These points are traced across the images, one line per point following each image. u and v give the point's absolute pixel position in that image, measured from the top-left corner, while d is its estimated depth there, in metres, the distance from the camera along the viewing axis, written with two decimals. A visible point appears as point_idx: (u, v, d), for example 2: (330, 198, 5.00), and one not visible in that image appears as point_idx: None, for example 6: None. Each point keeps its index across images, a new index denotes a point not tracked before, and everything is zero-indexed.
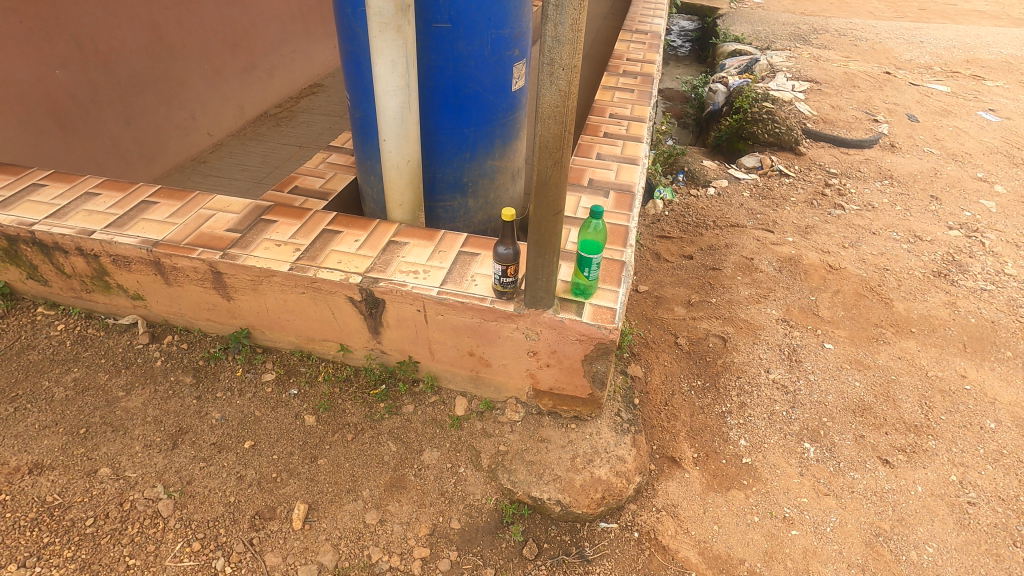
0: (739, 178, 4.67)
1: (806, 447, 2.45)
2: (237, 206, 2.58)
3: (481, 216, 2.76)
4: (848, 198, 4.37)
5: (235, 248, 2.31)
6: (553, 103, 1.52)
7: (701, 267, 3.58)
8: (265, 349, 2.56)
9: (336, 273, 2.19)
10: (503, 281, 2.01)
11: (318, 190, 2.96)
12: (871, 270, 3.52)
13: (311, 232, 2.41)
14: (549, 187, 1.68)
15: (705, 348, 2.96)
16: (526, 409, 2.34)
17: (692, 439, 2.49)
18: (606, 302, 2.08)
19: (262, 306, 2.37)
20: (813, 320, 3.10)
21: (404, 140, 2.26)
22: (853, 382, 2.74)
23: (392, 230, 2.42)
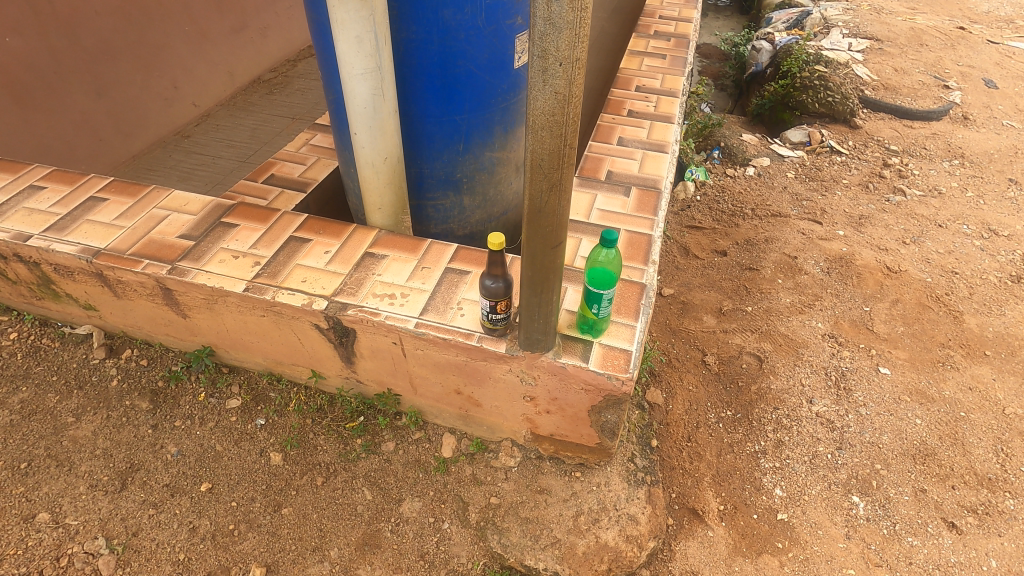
0: (784, 156, 4.11)
1: (854, 502, 2.08)
2: (196, 204, 2.22)
3: (479, 216, 2.36)
4: (910, 181, 3.81)
5: (186, 260, 1.97)
6: (548, 110, 1.09)
7: (736, 266, 3.12)
8: (231, 369, 2.26)
9: (298, 295, 1.84)
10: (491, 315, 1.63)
11: (296, 179, 2.59)
12: (937, 274, 3.03)
13: (275, 240, 2.05)
14: (546, 215, 1.27)
15: (737, 369, 2.56)
16: (524, 452, 2.02)
17: (717, 486, 2.14)
18: (621, 342, 1.69)
19: (220, 326, 2.06)
20: (867, 337, 2.67)
21: (378, 133, 1.85)
22: (914, 419, 2.33)
23: (369, 239, 2.05)
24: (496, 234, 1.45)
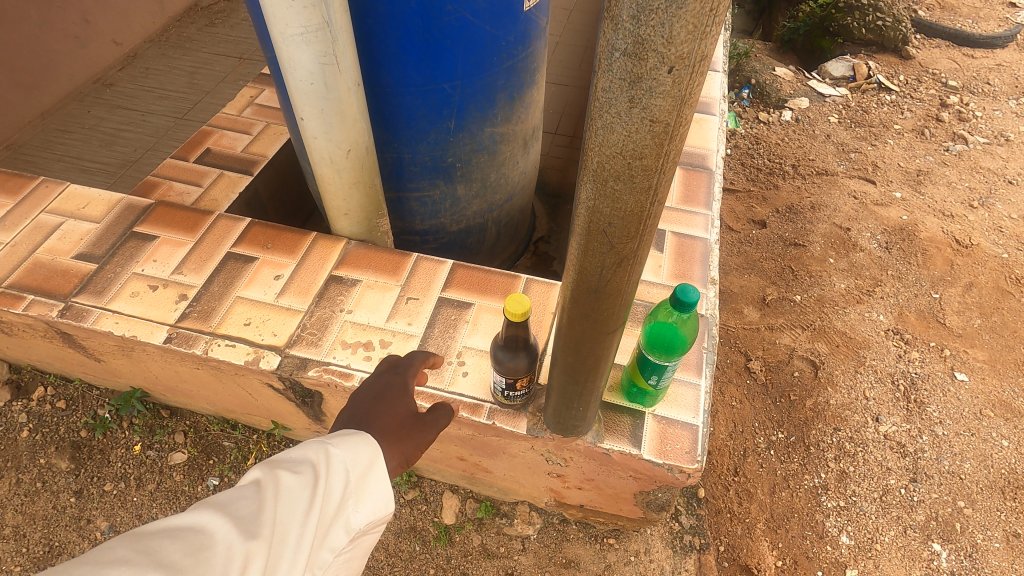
0: (824, 95, 3.49)
1: (935, 552, 1.75)
2: (99, 205, 1.66)
3: (478, 207, 1.83)
4: (973, 126, 3.27)
5: (87, 294, 1.45)
6: (631, 150, 0.59)
7: (778, 241, 2.64)
8: (173, 412, 1.81)
9: (240, 348, 1.35)
10: (503, 388, 1.17)
11: (239, 157, 2.00)
12: (1013, 247, 2.59)
13: (207, 261, 1.52)
14: (604, 297, 0.79)
15: (788, 379, 2.14)
16: (544, 516, 1.65)
17: (773, 535, 1.79)
18: (682, 413, 1.25)
19: (147, 372, 1.58)
20: (938, 333, 2.26)
21: (337, 118, 1.30)
22: (1000, 441, 1.97)
23: (335, 257, 1.54)
24: (517, 299, 0.96)
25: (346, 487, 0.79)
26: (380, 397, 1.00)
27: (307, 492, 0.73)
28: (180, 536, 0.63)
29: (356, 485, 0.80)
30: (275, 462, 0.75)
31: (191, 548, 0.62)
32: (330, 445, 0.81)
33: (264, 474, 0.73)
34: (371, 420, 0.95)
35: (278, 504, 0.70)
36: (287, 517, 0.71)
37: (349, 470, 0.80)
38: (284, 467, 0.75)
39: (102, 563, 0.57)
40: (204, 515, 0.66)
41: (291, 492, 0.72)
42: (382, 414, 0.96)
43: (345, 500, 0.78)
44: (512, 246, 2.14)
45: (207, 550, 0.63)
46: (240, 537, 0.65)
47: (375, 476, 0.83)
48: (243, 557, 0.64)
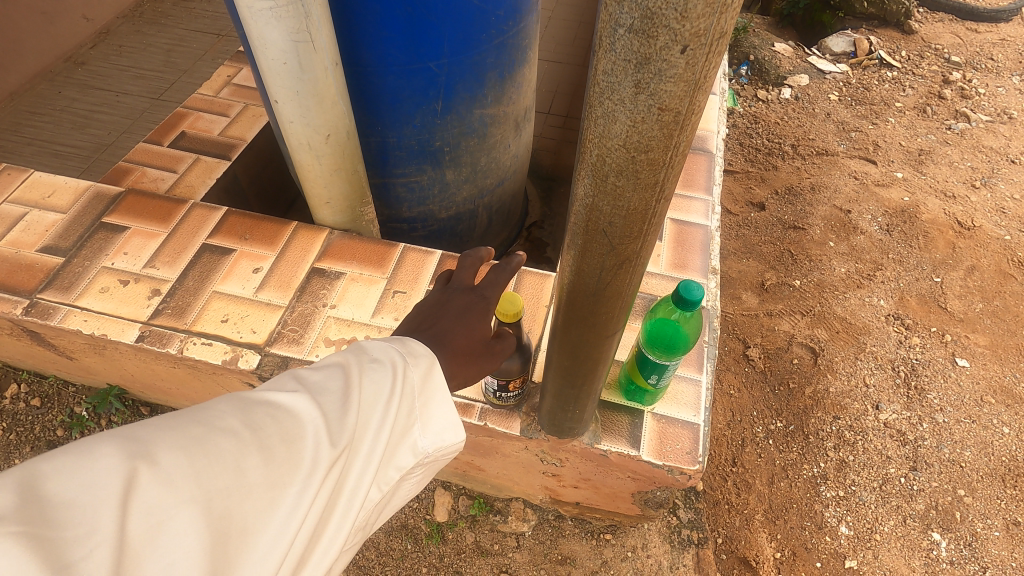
0: (825, 71, 3.39)
1: (934, 541, 1.73)
2: (66, 193, 1.57)
3: (468, 192, 1.75)
4: (975, 103, 3.19)
5: (53, 290, 1.37)
6: (636, 142, 0.51)
7: (778, 224, 2.57)
8: (153, 409, 1.74)
9: (217, 346, 1.28)
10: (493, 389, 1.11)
11: (216, 140, 1.90)
12: (1016, 228, 2.54)
13: (182, 254, 1.44)
14: (604, 300, 0.72)
15: (787, 367, 2.10)
16: (539, 513, 1.61)
17: (771, 526, 1.76)
18: (682, 411, 1.19)
19: (122, 370, 1.50)
20: (939, 318, 2.21)
21: (313, 100, 1.21)
22: (1001, 427, 1.95)
23: (317, 248, 1.46)
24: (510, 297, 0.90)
25: (421, 401, 0.74)
26: (455, 312, 0.90)
27: (392, 397, 0.69)
28: (277, 416, 0.61)
29: (431, 401, 0.75)
30: (364, 359, 0.71)
31: (284, 433, 0.60)
32: (413, 355, 0.75)
33: (355, 367, 0.69)
34: (443, 338, 0.86)
35: (364, 403, 0.66)
36: (370, 419, 0.67)
37: (428, 384, 0.75)
38: (370, 366, 0.70)
39: (208, 431, 0.57)
40: (297, 399, 0.63)
41: (376, 394, 0.68)
42: (455, 332, 0.87)
43: (420, 414, 0.73)
44: (504, 232, 2.06)
45: (297, 438, 0.60)
46: (329, 430, 0.62)
47: (444, 396, 0.77)
48: (329, 454, 0.61)
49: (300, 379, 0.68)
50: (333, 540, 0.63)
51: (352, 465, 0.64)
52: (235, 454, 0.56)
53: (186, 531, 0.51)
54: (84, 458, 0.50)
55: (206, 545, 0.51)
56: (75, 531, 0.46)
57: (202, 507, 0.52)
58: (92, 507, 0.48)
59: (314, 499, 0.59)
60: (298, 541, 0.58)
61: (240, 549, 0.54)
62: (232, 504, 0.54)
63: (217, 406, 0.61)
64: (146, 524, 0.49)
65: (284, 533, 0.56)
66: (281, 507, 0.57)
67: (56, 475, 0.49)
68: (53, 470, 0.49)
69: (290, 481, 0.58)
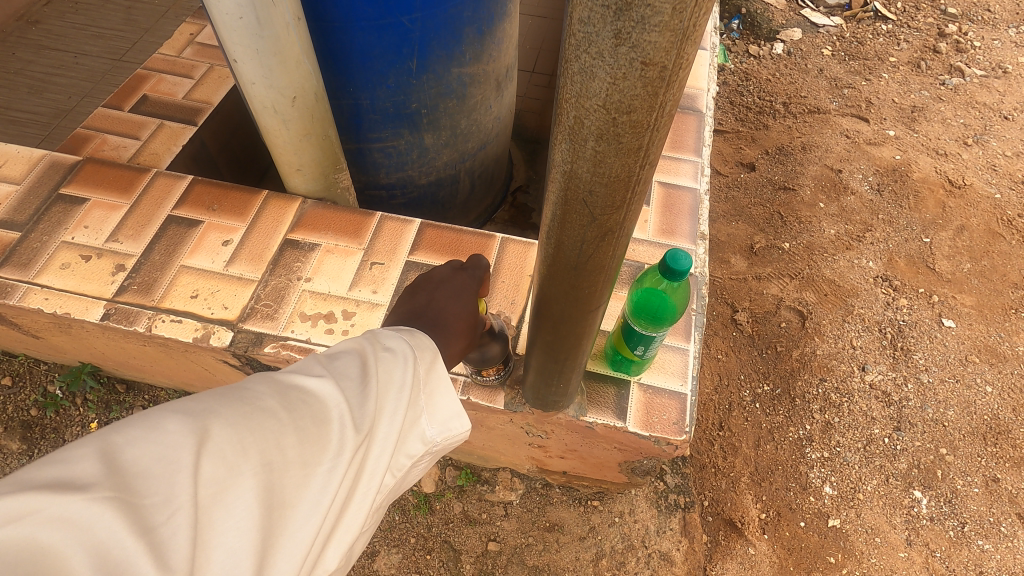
0: (818, 24, 3.27)
1: (915, 499, 1.76)
2: (19, 164, 1.48)
3: (448, 157, 1.67)
4: (970, 57, 3.11)
5: (10, 268, 1.30)
6: (618, 102, 0.46)
7: (768, 185, 2.52)
8: (129, 386, 1.69)
9: (187, 324, 1.22)
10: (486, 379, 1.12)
11: (180, 104, 1.79)
12: (1006, 186, 2.51)
13: (146, 226, 1.37)
14: (587, 273, 0.68)
15: (775, 331, 2.08)
16: (527, 481, 1.60)
17: (757, 488, 1.77)
18: (669, 381, 1.17)
19: (92, 349, 1.45)
20: (927, 279, 2.20)
21: (276, 59, 1.12)
22: (984, 387, 1.96)
23: (289, 219, 1.39)
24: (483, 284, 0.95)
25: (432, 390, 0.74)
26: (450, 289, 0.89)
27: (408, 385, 0.67)
28: (309, 398, 0.60)
29: (439, 388, 0.75)
30: (379, 346, 0.69)
31: (314, 414, 0.58)
32: (420, 344, 0.74)
33: (372, 354, 0.67)
34: (444, 319, 0.85)
35: (382, 388, 0.65)
36: (390, 403, 0.66)
37: (437, 374, 0.74)
38: (385, 351, 0.69)
39: (247, 409, 0.55)
40: (326, 382, 0.61)
41: (393, 380, 0.67)
42: (455, 310, 0.87)
43: (428, 403, 0.73)
44: (487, 198, 2.00)
45: (328, 419, 0.59)
46: (355, 413, 0.61)
47: (448, 387, 0.76)
48: (353, 437, 0.60)
49: (325, 362, 0.66)
50: (354, 520, 0.63)
51: (373, 450, 0.63)
52: (278, 432, 0.55)
53: (239, 504, 0.50)
54: (150, 430, 0.49)
55: (258, 517, 0.51)
56: (153, 498, 0.45)
57: (250, 481, 0.51)
58: (165, 477, 0.47)
59: (342, 478, 0.58)
60: (329, 518, 0.58)
61: (280, 523, 0.53)
62: (274, 479, 0.53)
63: (254, 385, 0.59)
64: (206, 495, 0.48)
65: (317, 509, 0.56)
66: (314, 484, 0.56)
67: (129, 446, 0.48)
68: (124, 441, 0.48)
69: (319, 462, 0.57)
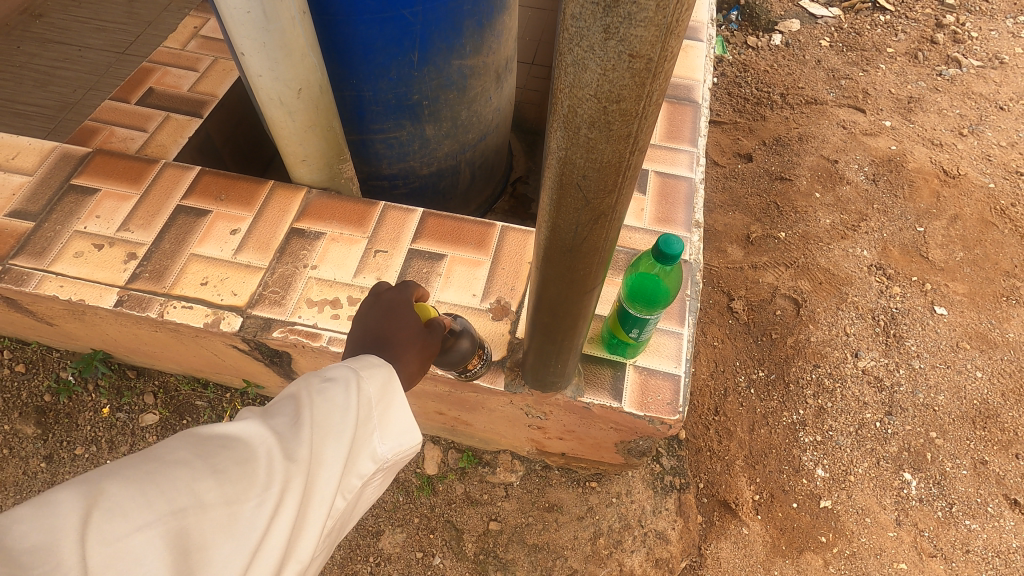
0: (816, 15, 3.29)
1: (905, 481, 1.81)
2: (31, 155, 1.52)
3: (449, 148, 1.71)
4: (968, 48, 3.13)
5: (26, 256, 1.34)
6: (607, 91, 0.50)
7: (764, 175, 2.55)
8: (140, 373, 1.74)
9: (198, 309, 1.27)
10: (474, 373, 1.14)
11: (186, 97, 1.83)
12: (1000, 175, 2.55)
13: (156, 216, 1.41)
14: (582, 255, 0.72)
15: (770, 318, 2.13)
16: (527, 463, 1.65)
17: (751, 471, 1.82)
18: (664, 363, 1.21)
19: (105, 336, 1.50)
20: (920, 268, 2.24)
21: (281, 52, 1.16)
22: (974, 372, 2.00)
23: (295, 208, 1.43)
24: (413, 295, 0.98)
25: (379, 411, 0.77)
26: (388, 306, 0.94)
27: (339, 414, 0.71)
28: (230, 444, 0.63)
29: (387, 409, 0.78)
30: (311, 380, 0.73)
31: (237, 456, 0.62)
32: (364, 371, 0.78)
33: (302, 391, 0.70)
34: (389, 337, 0.90)
35: (312, 420, 0.68)
36: (324, 432, 0.68)
37: (380, 396, 0.77)
38: (320, 384, 0.73)
39: (162, 464, 0.58)
40: (246, 428, 0.65)
41: (324, 411, 0.70)
42: (399, 324, 0.92)
43: (373, 425, 0.75)
44: (488, 188, 2.03)
45: (249, 459, 0.62)
46: (279, 450, 0.64)
47: (400, 403, 0.80)
48: (282, 470, 0.63)
49: (252, 412, 0.69)
50: (306, 549, 0.65)
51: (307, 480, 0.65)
52: (193, 480, 0.58)
53: (149, 554, 0.52)
54: (45, 503, 0.51)
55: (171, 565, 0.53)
56: (43, 567, 0.47)
57: (161, 530, 0.54)
58: (58, 544, 0.49)
59: (273, 510, 0.61)
60: (265, 551, 0.60)
61: (204, 563, 0.55)
62: (191, 524, 0.56)
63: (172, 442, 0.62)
64: (107, 554, 0.51)
65: (244, 545, 0.58)
66: (241, 520, 0.59)
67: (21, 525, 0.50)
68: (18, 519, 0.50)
69: (247, 498, 0.59)
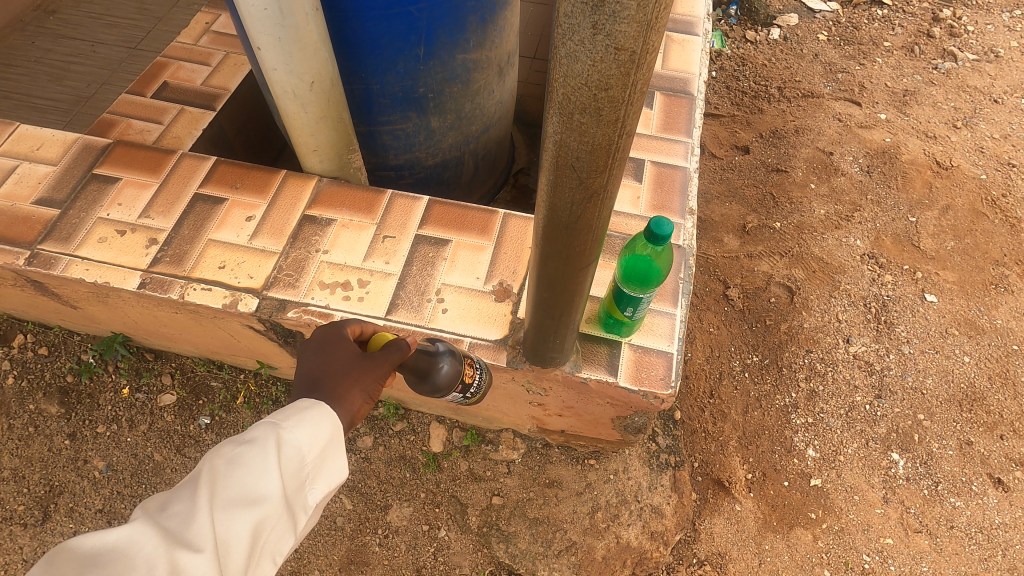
0: (814, 10, 3.33)
1: (893, 460, 1.88)
2: (54, 146, 1.59)
3: (453, 139, 1.77)
4: (964, 42, 3.17)
5: (52, 241, 1.41)
6: (596, 80, 0.57)
7: (761, 167, 2.61)
8: (158, 355, 1.82)
9: (216, 291, 1.34)
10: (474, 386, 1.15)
11: (199, 90, 1.89)
12: (992, 167, 2.60)
13: (175, 204, 1.48)
14: (577, 232, 0.78)
15: (765, 305, 2.19)
16: (528, 442, 1.72)
17: (744, 451, 1.89)
18: (658, 341, 1.28)
19: (125, 318, 1.57)
20: (911, 257, 2.30)
21: (295, 47, 1.22)
22: (962, 357, 2.07)
23: (306, 196, 1.50)
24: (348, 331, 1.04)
25: (293, 470, 0.84)
26: (319, 348, 1.00)
27: (237, 495, 0.77)
28: (121, 542, 0.69)
29: (305, 462, 0.86)
30: (215, 459, 0.79)
31: (125, 556, 0.68)
32: (278, 432, 0.84)
33: (205, 473, 0.77)
34: (324, 378, 0.96)
35: (209, 505, 0.75)
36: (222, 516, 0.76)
37: (290, 462, 0.84)
38: (229, 453, 0.79)
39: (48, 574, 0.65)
40: (136, 526, 0.71)
41: (223, 493, 0.77)
42: (333, 362, 0.98)
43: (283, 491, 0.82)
44: (490, 179, 2.10)
45: (141, 555, 0.69)
46: (170, 544, 0.71)
47: (312, 461, 0.87)
48: (174, 560, 0.70)
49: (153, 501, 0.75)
50: None
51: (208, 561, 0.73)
52: None
53: None
54: None
55: None
56: None
57: None
58: None
59: None
60: None
61: None
62: None
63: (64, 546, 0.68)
64: None
65: None
66: None
67: None
68: None
69: None
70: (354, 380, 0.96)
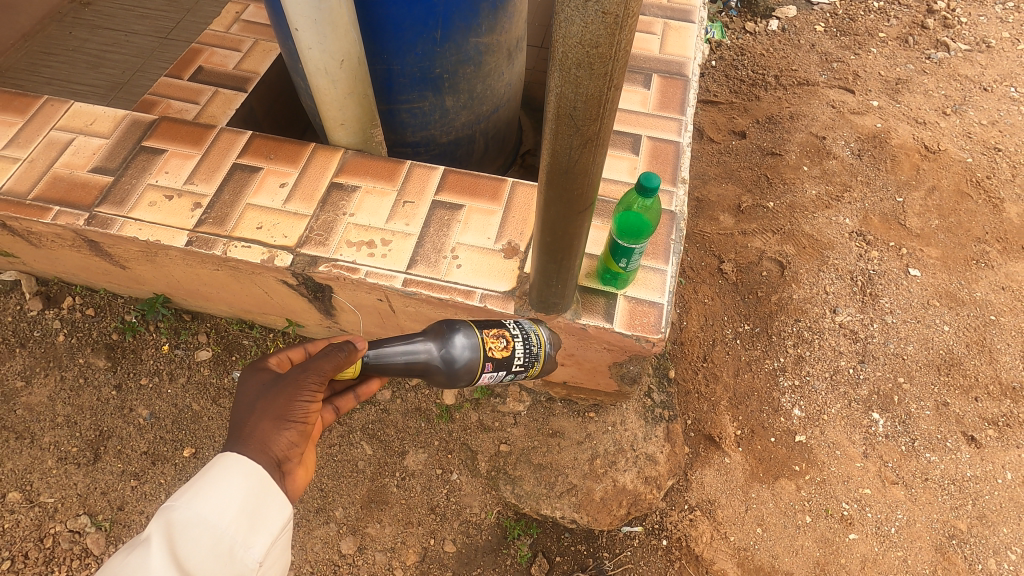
0: (813, 2, 3.45)
1: (873, 419, 2.02)
2: (105, 121, 1.75)
3: (466, 118, 1.92)
4: (956, 33, 3.29)
5: (108, 205, 1.58)
6: (588, 39, 0.72)
7: (757, 151, 2.74)
8: (194, 316, 1.98)
9: (254, 248, 1.50)
10: (542, 341, 1.28)
11: (232, 74, 2.05)
12: (979, 151, 2.72)
13: (215, 172, 1.64)
14: (574, 176, 0.93)
15: (756, 278, 2.33)
16: (533, 396, 1.88)
17: (734, 410, 2.03)
18: (650, 293, 1.43)
19: (169, 277, 1.73)
20: (897, 234, 2.43)
21: (328, 28, 1.38)
22: (942, 326, 2.20)
23: (333, 166, 1.66)
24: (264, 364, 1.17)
25: (202, 542, 0.90)
26: (236, 401, 1.11)
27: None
28: None
29: (216, 530, 0.92)
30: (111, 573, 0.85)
31: None
32: (170, 520, 0.90)
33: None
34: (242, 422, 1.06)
35: None
36: None
37: (188, 540, 0.89)
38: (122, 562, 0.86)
39: None
40: None
41: None
42: (244, 405, 1.08)
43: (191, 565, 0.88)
44: (500, 158, 2.25)
45: None
46: None
47: (218, 527, 0.92)
48: None
49: None
50: None
51: None
52: None
53: None
54: None
55: None
56: None
57: None
58: None
59: None
60: None
61: None
62: None
63: None
64: None
65: None
66: None
67: None
68: None
69: None
70: (263, 417, 1.05)
